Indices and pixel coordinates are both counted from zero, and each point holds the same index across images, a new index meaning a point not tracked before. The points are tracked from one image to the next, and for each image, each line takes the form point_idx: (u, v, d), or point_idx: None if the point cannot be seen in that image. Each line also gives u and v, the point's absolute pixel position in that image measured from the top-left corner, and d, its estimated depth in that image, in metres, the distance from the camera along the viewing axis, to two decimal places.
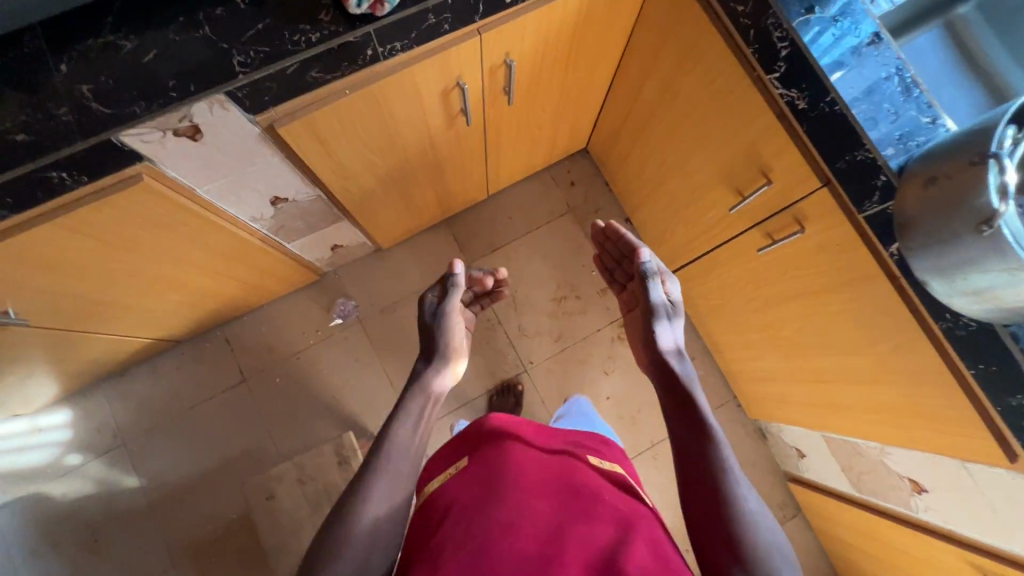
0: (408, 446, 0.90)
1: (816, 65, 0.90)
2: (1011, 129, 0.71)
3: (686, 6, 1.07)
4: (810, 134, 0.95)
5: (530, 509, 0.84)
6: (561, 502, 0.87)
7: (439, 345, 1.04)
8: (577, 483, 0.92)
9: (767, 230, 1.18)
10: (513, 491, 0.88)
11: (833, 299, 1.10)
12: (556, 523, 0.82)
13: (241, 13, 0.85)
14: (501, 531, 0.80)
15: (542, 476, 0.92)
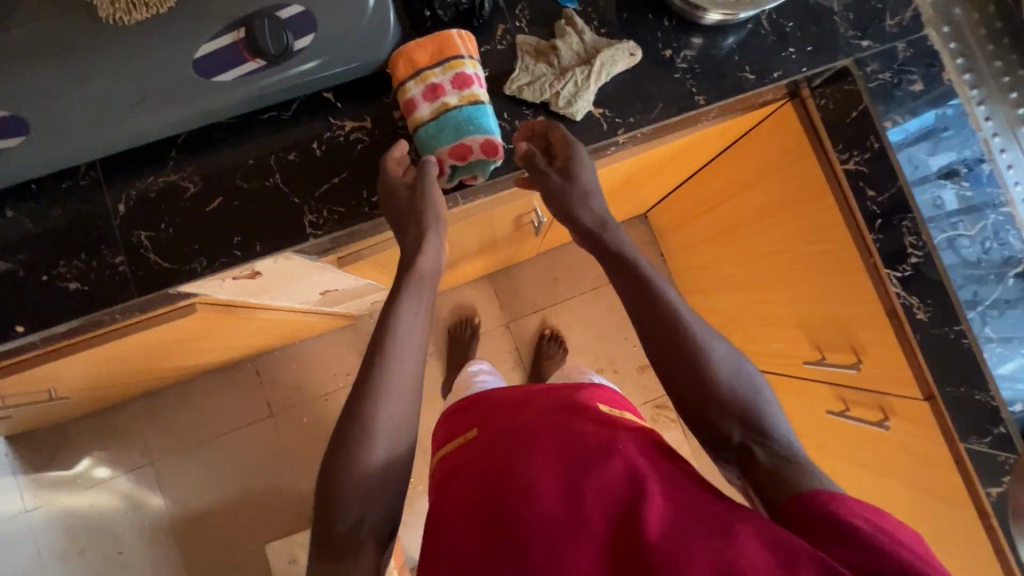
0: (407, 340, 0.66)
1: (952, 288, 0.81)
2: None
3: (800, 161, 0.95)
4: (927, 347, 0.86)
5: (532, 475, 0.62)
6: (557, 459, 0.65)
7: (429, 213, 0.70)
8: (586, 426, 0.69)
9: (842, 397, 1.10)
10: (503, 460, 0.66)
11: (906, 495, 1.02)
12: (564, 489, 0.60)
13: (315, 160, 0.76)
14: (510, 500, 0.60)
15: (538, 428, 0.69)
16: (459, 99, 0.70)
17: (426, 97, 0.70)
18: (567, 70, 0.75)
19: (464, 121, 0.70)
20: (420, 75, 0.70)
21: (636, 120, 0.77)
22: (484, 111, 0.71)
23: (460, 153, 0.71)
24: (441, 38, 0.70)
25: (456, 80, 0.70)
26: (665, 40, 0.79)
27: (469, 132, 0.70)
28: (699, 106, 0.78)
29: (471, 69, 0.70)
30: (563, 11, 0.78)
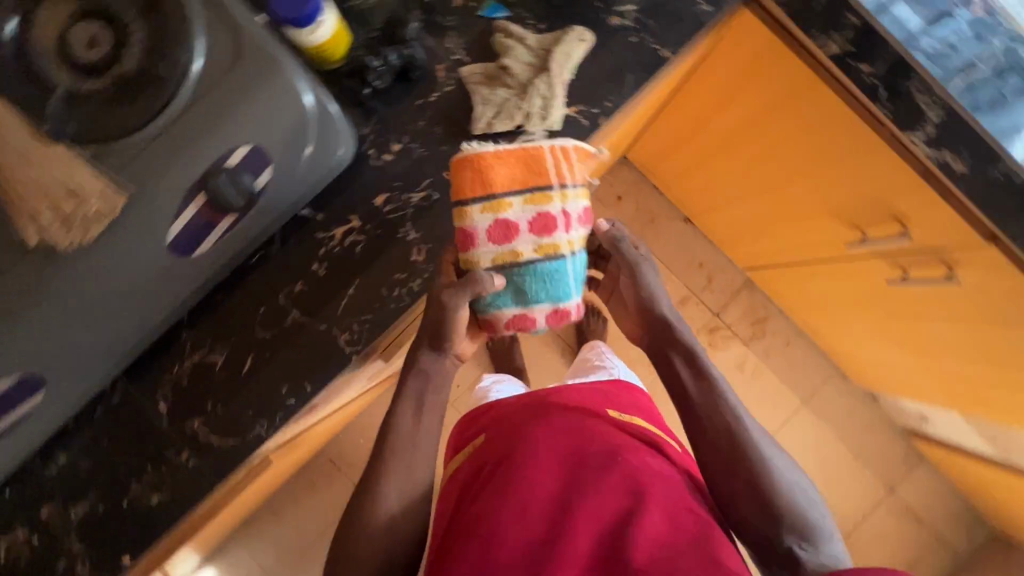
0: (433, 401, 0.74)
1: (983, 131, 0.76)
2: None
3: (775, 62, 0.91)
4: (976, 192, 0.80)
5: (527, 502, 0.66)
6: (566, 472, 0.69)
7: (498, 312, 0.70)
8: (590, 441, 0.72)
9: (899, 265, 1.08)
10: (497, 490, 0.68)
11: (996, 333, 1.01)
12: (560, 511, 0.65)
13: (322, 280, 0.73)
14: (510, 524, 0.64)
15: (539, 449, 0.72)
16: (537, 248, 0.67)
17: (491, 240, 0.66)
18: (526, 84, 0.70)
19: (541, 281, 0.67)
20: (495, 206, 0.65)
21: (613, 103, 0.73)
22: (567, 274, 0.68)
23: (522, 313, 0.70)
24: (534, 155, 0.66)
25: (540, 220, 0.66)
26: (605, 8, 0.74)
27: (541, 296, 0.68)
28: (667, 61, 0.74)
29: (561, 206, 0.66)
30: (494, 24, 0.73)
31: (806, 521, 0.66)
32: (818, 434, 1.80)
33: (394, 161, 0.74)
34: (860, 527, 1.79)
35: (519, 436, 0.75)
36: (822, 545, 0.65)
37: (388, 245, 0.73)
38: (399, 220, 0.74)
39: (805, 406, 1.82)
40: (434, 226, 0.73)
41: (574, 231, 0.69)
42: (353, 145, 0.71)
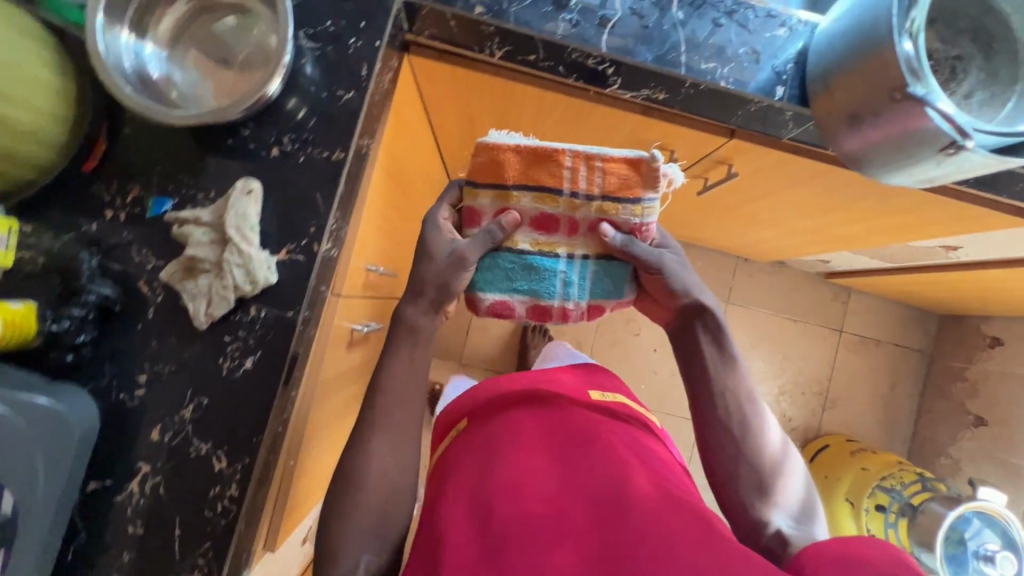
0: (420, 361, 0.79)
1: (654, 67, 0.76)
2: (908, 44, 0.60)
3: (470, 82, 0.91)
4: (688, 105, 0.82)
5: (516, 485, 0.76)
6: (553, 462, 0.82)
7: (504, 301, 0.79)
8: (577, 423, 0.90)
9: (696, 175, 1.11)
10: (492, 481, 0.78)
11: (799, 193, 1.05)
12: (553, 488, 0.76)
13: (145, 536, 0.70)
14: (503, 504, 0.73)
15: (530, 448, 0.85)
16: (534, 241, 0.78)
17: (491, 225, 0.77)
18: (219, 261, 0.68)
19: (527, 273, 0.78)
20: (504, 197, 0.77)
21: (318, 227, 0.72)
22: (564, 275, 0.78)
23: (507, 301, 0.79)
24: (552, 155, 0.74)
25: (542, 217, 0.77)
26: (261, 146, 0.72)
27: (533, 287, 0.79)
28: (344, 161, 0.73)
29: (571, 214, 0.77)
30: (166, 218, 0.71)
31: (788, 500, 0.81)
32: (753, 321, 1.86)
33: (148, 391, 0.71)
34: (834, 377, 1.87)
35: (507, 436, 0.87)
36: (809, 523, 0.80)
37: (187, 469, 0.71)
38: (184, 441, 0.71)
39: (731, 303, 1.87)
40: (219, 426, 0.71)
41: (590, 240, 0.79)
42: (88, 405, 0.68)
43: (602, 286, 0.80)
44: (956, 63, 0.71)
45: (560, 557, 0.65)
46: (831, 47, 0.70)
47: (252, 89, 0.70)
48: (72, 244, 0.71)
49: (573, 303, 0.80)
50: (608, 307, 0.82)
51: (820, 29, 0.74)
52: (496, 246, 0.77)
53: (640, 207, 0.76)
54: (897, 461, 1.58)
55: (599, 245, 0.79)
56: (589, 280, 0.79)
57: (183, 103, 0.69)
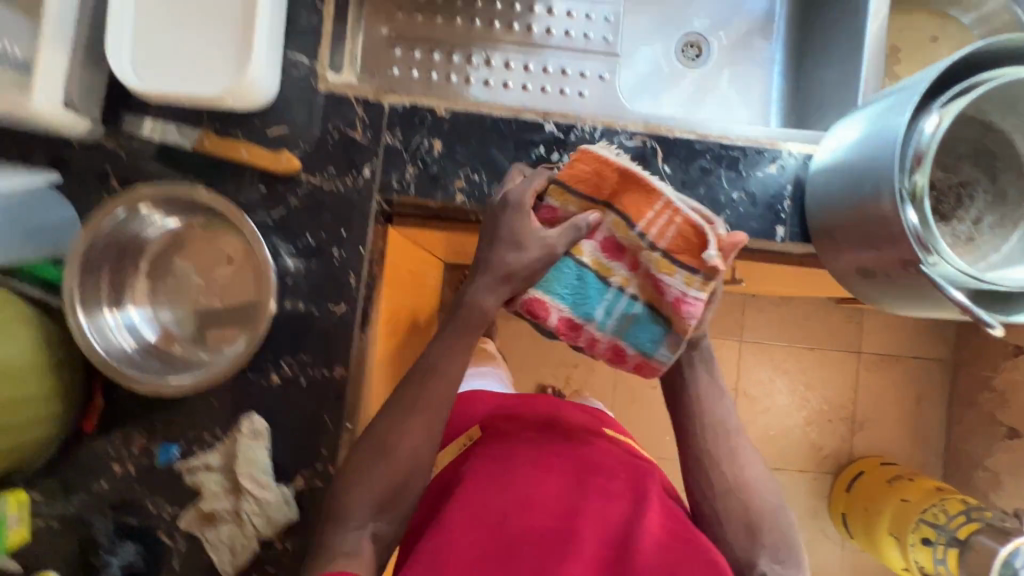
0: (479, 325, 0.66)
1: None
2: (914, 214, 0.58)
3: (457, 238, 0.88)
4: None
5: (534, 501, 0.64)
6: (573, 477, 0.67)
7: (536, 304, 0.65)
8: (601, 452, 0.71)
9: None
10: (502, 493, 0.65)
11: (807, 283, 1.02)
12: (573, 511, 0.63)
13: None
14: (517, 523, 0.62)
15: (554, 454, 0.69)
16: (594, 261, 0.65)
17: (552, 226, 0.65)
18: (237, 510, 0.67)
19: (573, 282, 0.65)
20: (585, 205, 0.65)
21: (328, 450, 0.70)
22: (607, 304, 0.64)
23: (539, 300, 0.65)
24: (646, 185, 0.62)
25: (612, 244, 0.65)
26: (259, 374, 0.70)
27: (569, 300, 0.65)
28: (346, 376, 0.71)
29: (633, 252, 0.63)
30: (174, 467, 0.69)
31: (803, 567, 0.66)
32: (771, 356, 1.83)
33: None
34: (859, 399, 1.84)
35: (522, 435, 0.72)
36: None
37: None
38: None
39: (746, 341, 1.84)
40: None
41: (648, 284, 0.64)
42: None
43: (645, 340, 0.65)
44: (961, 190, 0.69)
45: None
46: (827, 189, 0.68)
47: (247, 318, 0.70)
48: (85, 505, 0.69)
49: (598, 336, 0.66)
50: (634, 360, 0.66)
51: (815, 161, 0.72)
52: (570, 246, 0.64)
53: (695, 282, 0.61)
54: (937, 488, 1.55)
55: (655, 295, 0.64)
56: (633, 327, 0.65)
57: (188, 356, 0.68)
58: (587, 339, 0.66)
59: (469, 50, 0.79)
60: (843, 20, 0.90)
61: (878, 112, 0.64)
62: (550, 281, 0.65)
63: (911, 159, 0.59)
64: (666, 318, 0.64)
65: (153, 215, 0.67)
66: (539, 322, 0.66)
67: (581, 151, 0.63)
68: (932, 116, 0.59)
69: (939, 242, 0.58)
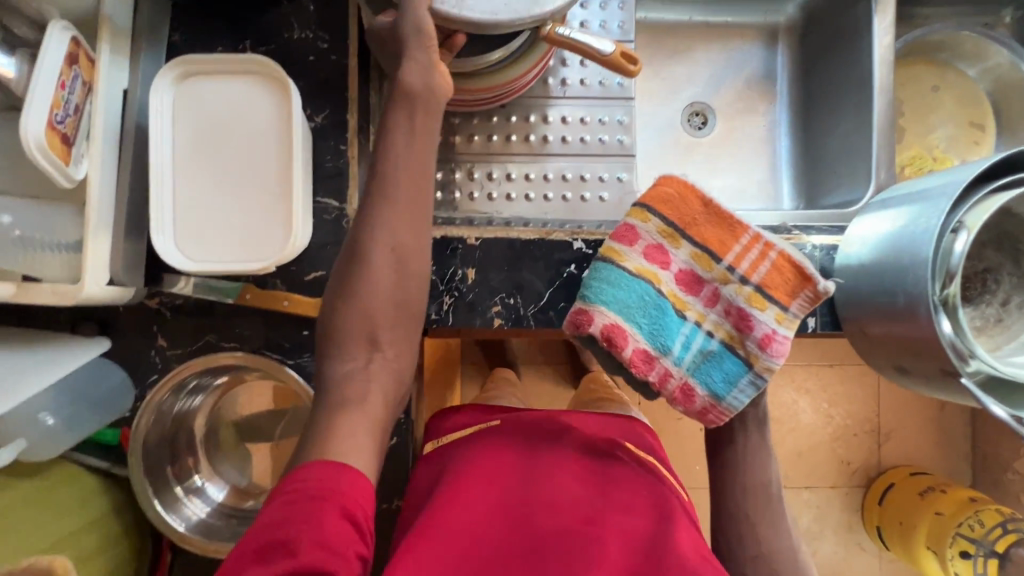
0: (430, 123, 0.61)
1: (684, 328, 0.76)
2: (948, 323, 0.60)
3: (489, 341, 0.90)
4: None
5: (559, 500, 0.63)
6: (596, 484, 0.67)
7: (611, 327, 0.70)
8: (620, 467, 0.69)
9: None
10: (524, 490, 0.65)
11: None
12: (597, 510, 0.63)
13: None
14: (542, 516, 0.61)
15: (576, 459, 0.69)
16: (671, 290, 0.73)
17: (642, 255, 0.72)
18: None
19: (644, 307, 0.71)
20: (671, 239, 0.73)
21: None
22: (687, 338, 0.72)
23: (620, 327, 0.71)
24: (736, 225, 0.72)
25: (690, 276, 0.74)
26: None
27: (647, 333, 0.72)
28: None
29: (718, 285, 0.72)
30: None
31: None
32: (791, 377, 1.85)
33: None
34: None
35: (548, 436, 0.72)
36: None
37: None
38: None
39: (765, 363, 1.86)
40: None
41: (722, 322, 0.73)
42: None
43: (718, 380, 0.72)
44: (986, 275, 0.72)
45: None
46: (855, 286, 0.70)
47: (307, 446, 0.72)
48: None
49: (673, 371, 0.73)
50: (703, 402, 0.73)
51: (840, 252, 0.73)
52: (613, 262, 0.71)
53: (783, 318, 0.70)
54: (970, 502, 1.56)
55: (730, 333, 0.73)
56: (708, 361, 0.73)
57: (255, 507, 0.71)
58: (658, 373, 0.72)
59: (490, 166, 0.81)
60: (847, 89, 0.91)
61: (904, 219, 0.64)
62: (624, 311, 0.71)
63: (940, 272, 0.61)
64: (745, 355, 0.72)
65: (188, 394, 0.69)
66: (606, 339, 0.70)
67: (674, 184, 0.73)
68: (959, 230, 0.60)
69: (976, 347, 0.59)
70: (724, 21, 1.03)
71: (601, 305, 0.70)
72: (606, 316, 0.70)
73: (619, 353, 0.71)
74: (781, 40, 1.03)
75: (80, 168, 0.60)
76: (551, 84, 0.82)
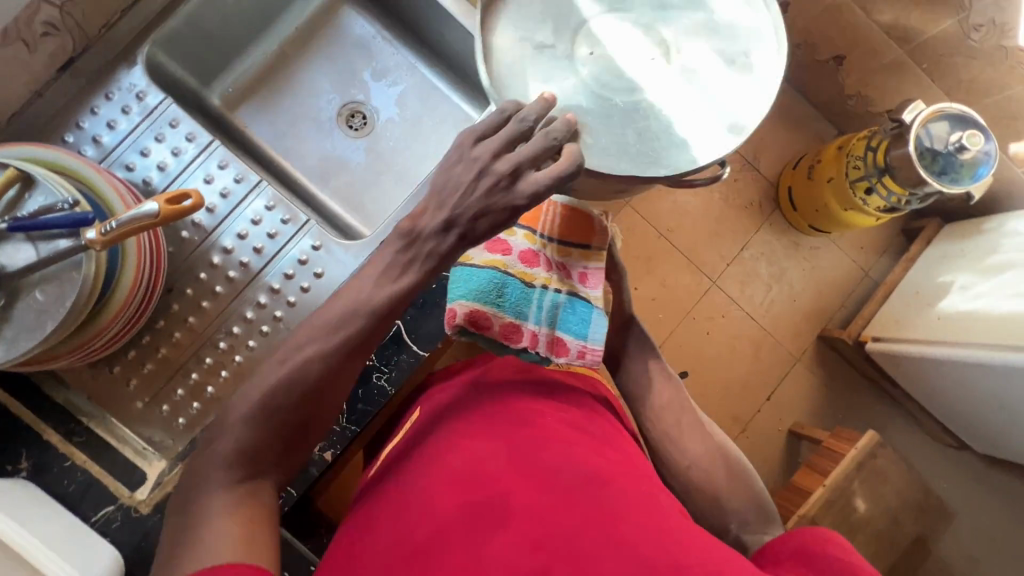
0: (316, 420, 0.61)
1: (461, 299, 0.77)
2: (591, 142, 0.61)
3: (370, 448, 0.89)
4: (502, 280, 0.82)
5: (456, 468, 0.56)
6: (501, 434, 0.59)
7: (480, 317, 0.72)
8: (530, 407, 0.63)
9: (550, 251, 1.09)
10: (422, 474, 0.57)
11: None
12: (509, 464, 0.55)
13: None
14: (438, 495, 0.53)
15: (478, 420, 0.62)
16: (518, 271, 0.75)
17: (485, 250, 0.76)
18: None
19: (500, 287, 0.74)
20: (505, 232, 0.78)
21: None
22: (539, 300, 0.74)
23: (481, 310, 0.73)
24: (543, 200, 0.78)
25: (526, 255, 0.77)
26: None
27: (507, 306, 0.74)
28: None
29: (546, 252, 0.77)
30: None
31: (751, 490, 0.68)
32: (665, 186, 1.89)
33: None
34: None
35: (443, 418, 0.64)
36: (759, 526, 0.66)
37: None
38: None
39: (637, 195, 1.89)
40: None
41: (563, 276, 0.76)
42: None
43: (576, 324, 0.73)
44: None
45: (505, 544, 0.48)
46: None
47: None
48: None
49: (538, 330, 0.73)
50: (576, 346, 0.73)
51: None
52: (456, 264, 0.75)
53: (590, 255, 0.77)
54: None
55: (569, 285, 0.76)
56: (564, 311, 0.74)
57: None
58: (541, 336, 0.73)
59: (213, 342, 0.77)
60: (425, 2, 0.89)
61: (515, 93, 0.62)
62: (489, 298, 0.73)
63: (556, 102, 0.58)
64: (585, 296, 0.75)
65: None
66: (477, 324, 0.72)
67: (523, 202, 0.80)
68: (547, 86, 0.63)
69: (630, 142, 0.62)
70: (295, 28, 0.96)
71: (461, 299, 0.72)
72: (470, 309, 0.72)
73: (495, 331, 0.73)
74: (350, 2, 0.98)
75: None
76: (188, 236, 0.78)
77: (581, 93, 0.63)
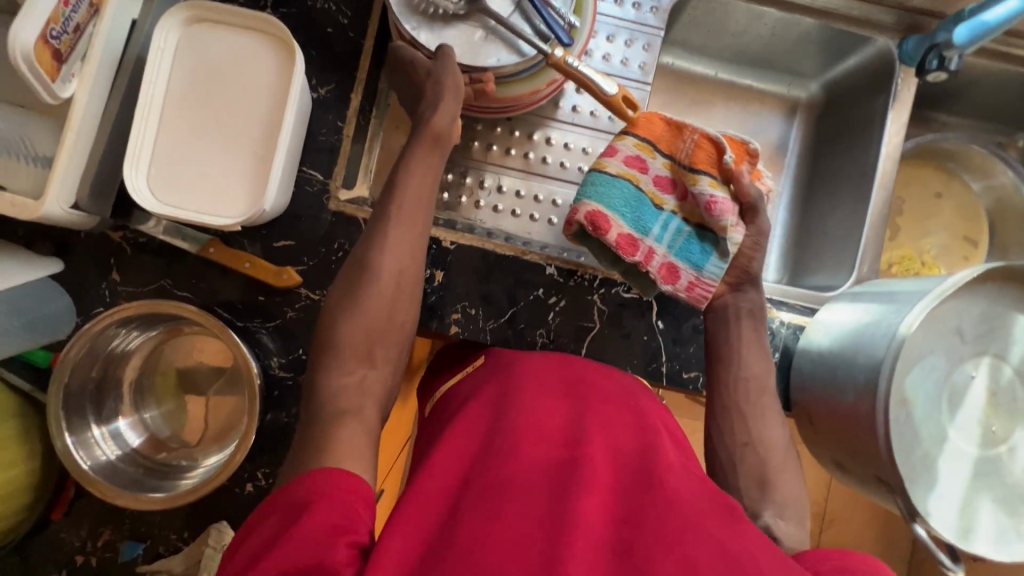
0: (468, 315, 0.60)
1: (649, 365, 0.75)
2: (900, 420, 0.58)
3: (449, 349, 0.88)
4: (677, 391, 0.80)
5: (545, 423, 0.54)
6: (579, 402, 0.58)
7: (599, 220, 0.66)
8: (610, 388, 0.62)
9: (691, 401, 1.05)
10: (512, 409, 0.56)
11: None
12: (587, 428, 0.54)
13: None
14: (535, 442, 0.51)
15: (561, 378, 0.61)
16: (649, 188, 0.68)
17: (622, 161, 0.68)
18: None
19: (626, 204, 0.67)
20: (647, 149, 0.69)
21: None
22: (664, 222, 0.68)
23: (603, 213, 0.66)
24: (681, 123, 0.68)
25: (663, 176, 0.69)
26: (235, 480, 0.70)
27: (629, 219, 0.67)
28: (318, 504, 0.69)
29: (682, 176, 0.68)
30: (136, 563, 0.69)
31: None
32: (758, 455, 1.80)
33: None
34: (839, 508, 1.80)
35: (532, 363, 0.63)
36: None
37: None
38: None
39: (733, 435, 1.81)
40: None
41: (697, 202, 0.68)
42: None
43: (695, 253, 0.68)
44: None
45: (588, 510, 0.46)
46: (812, 373, 0.68)
47: (236, 407, 0.72)
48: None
49: (655, 250, 0.68)
50: (688, 278, 0.68)
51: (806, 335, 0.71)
52: (593, 170, 0.68)
53: (717, 182, 0.66)
54: None
55: (699, 213, 0.69)
56: (683, 238, 0.68)
57: (174, 461, 0.70)
58: (645, 254, 0.67)
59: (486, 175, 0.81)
60: (853, 173, 0.90)
61: (869, 315, 0.63)
62: (610, 208, 0.66)
63: (891, 371, 0.56)
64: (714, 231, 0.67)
65: (127, 333, 0.68)
66: (595, 228, 0.66)
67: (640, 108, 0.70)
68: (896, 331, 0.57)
69: (915, 462, 0.57)
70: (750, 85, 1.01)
71: (589, 203, 0.66)
72: (592, 208, 0.66)
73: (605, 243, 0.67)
74: (798, 116, 1.02)
75: (67, 87, 0.58)
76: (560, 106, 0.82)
77: (933, 385, 0.58)
